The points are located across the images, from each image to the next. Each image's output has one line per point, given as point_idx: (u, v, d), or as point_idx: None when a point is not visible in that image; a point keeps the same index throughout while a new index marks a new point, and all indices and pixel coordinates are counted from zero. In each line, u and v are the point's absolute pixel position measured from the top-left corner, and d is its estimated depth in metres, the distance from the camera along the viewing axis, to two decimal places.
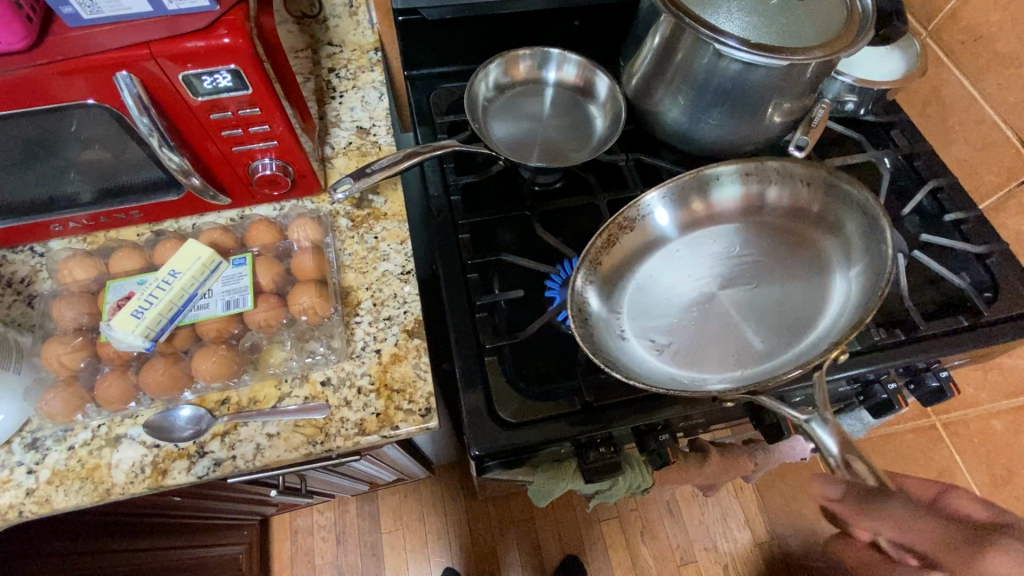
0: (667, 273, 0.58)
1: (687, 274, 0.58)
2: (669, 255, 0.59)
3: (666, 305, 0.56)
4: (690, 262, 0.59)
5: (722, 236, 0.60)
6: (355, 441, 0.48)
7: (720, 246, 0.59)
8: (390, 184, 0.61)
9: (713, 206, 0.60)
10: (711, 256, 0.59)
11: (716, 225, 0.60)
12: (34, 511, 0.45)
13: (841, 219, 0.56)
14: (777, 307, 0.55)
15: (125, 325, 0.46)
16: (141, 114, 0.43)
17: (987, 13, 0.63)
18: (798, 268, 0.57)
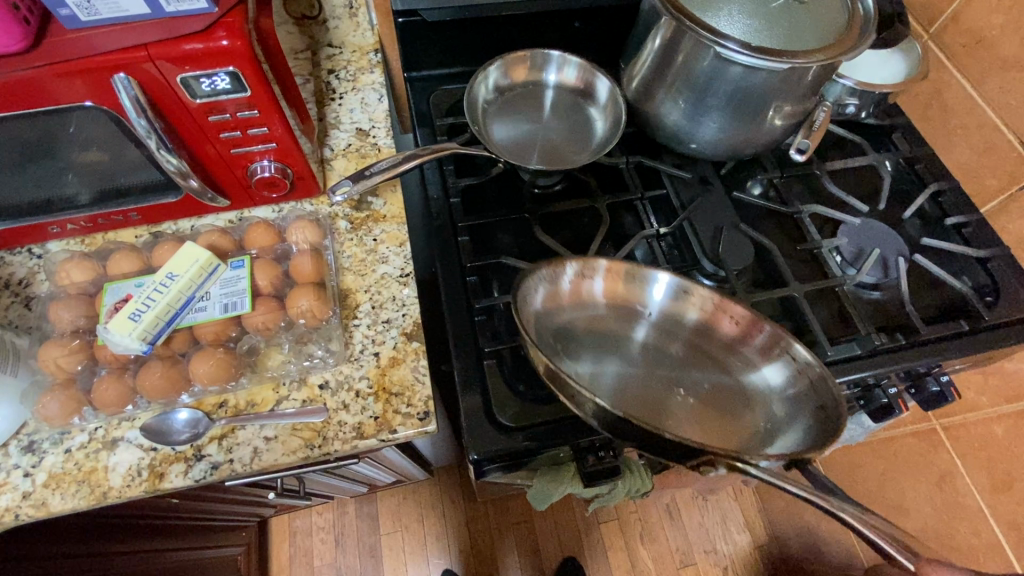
0: (606, 341, 0.52)
1: (622, 352, 0.51)
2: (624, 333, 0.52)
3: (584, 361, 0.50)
4: (629, 343, 0.52)
5: (676, 346, 0.52)
6: (353, 445, 0.48)
7: (667, 354, 0.52)
8: (389, 187, 0.61)
9: (677, 312, 0.53)
10: (648, 355, 0.52)
11: (673, 331, 0.53)
12: (30, 514, 0.44)
13: (798, 404, 0.47)
14: (690, 423, 0.47)
15: (122, 328, 0.46)
16: (138, 116, 0.42)
17: (989, 16, 0.63)
18: (735, 421, 0.48)
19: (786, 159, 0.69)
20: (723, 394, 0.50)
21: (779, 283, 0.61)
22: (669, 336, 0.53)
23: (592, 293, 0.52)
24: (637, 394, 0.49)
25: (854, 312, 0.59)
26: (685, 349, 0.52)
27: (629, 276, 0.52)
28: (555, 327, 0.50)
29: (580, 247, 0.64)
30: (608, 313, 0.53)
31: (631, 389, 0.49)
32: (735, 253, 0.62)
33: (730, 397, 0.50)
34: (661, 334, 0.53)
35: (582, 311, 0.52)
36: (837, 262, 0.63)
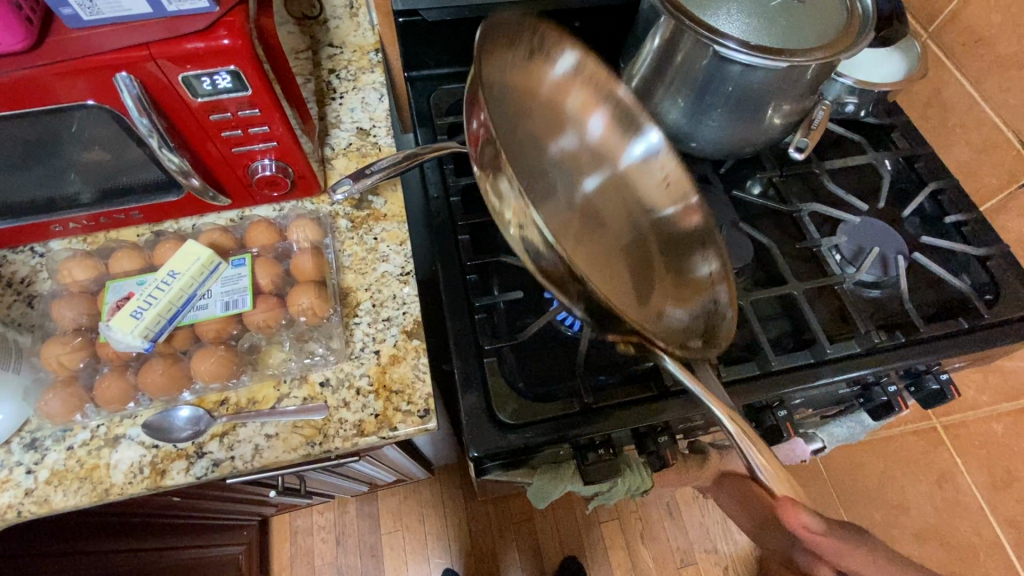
0: (563, 176, 0.55)
1: (571, 186, 0.56)
2: (583, 178, 0.56)
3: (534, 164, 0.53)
4: (581, 189, 0.56)
5: (625, 215, 0.56)
6: (354, 443, 0.48)
7: (610, 215, 0.56)
8: (390, 185, 0.61)
9: (642, 176, 0.57)
10: (599, 210, 0.56)
11: (631, 200, 0.57)
12: (32, 511, 0.45)
13: (712, 314, 0.50)
14: (591, 261, 0.51)
15: (125, 325, 0.46)
16: (141, 115, 0.43)
17: (988, 15, 0.63)
18: (646, 292, 0.51)
19: (786, 158, 0.70)
20: (645, 272, 0.53)
21: (779, 281, 0.62)
22: (623, 203, 0.57)
23: (581, 115, 0.56)
24: (556, 221, 0.52)
25: (854, 310, 0.59)
26: (631, 227, 0.56)
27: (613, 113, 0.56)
28: (525, 129, 0.53)
29: None
30: (580, 138, 0.57)
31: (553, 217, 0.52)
32: (735, 253, 0.62)
33: (651, 277, 0.53)
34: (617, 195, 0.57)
35: (561, 134, 0.56)
36: (836, 260, 0.63)
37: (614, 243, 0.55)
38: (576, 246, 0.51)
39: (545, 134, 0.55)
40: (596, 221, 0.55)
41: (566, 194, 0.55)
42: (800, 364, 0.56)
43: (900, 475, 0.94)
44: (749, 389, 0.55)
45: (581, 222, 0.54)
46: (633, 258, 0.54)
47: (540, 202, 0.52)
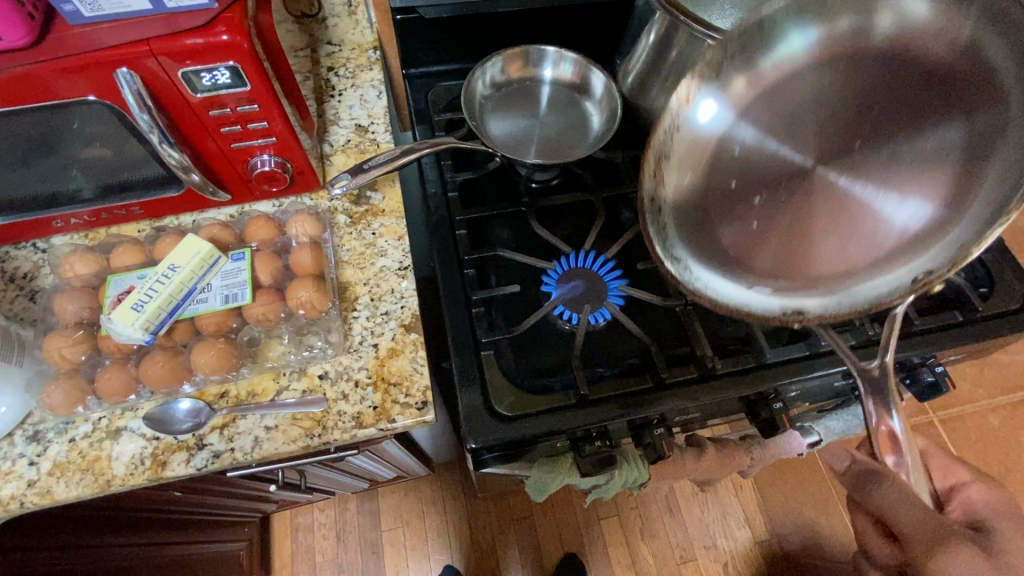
0: (786, 150, 0.50)
1: (802, 136, 0.49)
2: (836, 107, 0.48)
3: (743, 160, 0.51)
4: (810, 132, 0.49)
5: (894, 116, 0.46)
6: (353, 434, 0.49)
7: (882, 131, 0.47)
8: (388, 180, 0.62)
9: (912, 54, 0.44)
10: (847, 115, 0.48)
11: (902, 93, 0.46)
12: (35, 502, 0.45)
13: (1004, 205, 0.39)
14: (813, 205, 0.49)
15: (125, 318, 0.46)
16: (141, 110, 0.43)
17: None
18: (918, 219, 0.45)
19: None
20: (935, 186, 0.44)
21: None
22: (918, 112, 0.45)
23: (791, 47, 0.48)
24: (796, 213, 0.50)
25: None
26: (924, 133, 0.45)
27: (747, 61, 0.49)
28: (717, 145, 0.52)
29: (576, 241, 0.65)
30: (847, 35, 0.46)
31: (792, 195, 0.50)
32: None
33: (944, 192, 0.44)
34: (885, 110, 0.47)
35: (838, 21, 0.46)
36: None
37: (891, 171, 0.46)
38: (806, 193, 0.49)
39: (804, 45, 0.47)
40: (848, 169, 0.48)
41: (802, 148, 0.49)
42: (796, 356, 0.56)
43: None
44: (745, 380, 0.55)
45: (822, 188, 0.49)
46: (929, 164, 0.45)
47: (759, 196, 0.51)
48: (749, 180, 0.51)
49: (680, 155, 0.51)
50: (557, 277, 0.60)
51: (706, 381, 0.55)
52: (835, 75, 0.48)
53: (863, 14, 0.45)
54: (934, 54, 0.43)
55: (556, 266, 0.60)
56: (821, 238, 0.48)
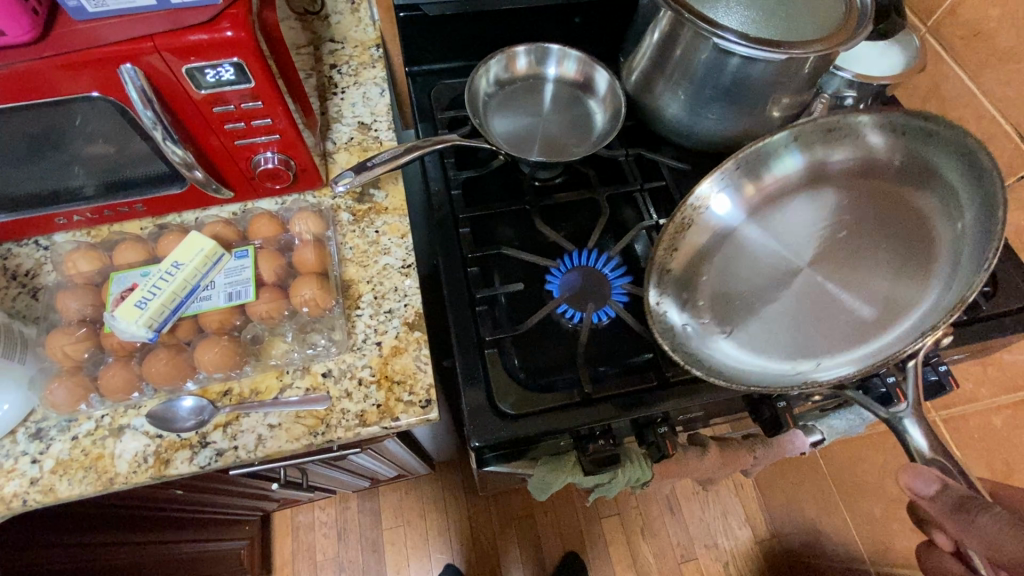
0: (777, 255, 0.57)
1: (793, 245, 0.57)
2: (814, 225, 0.58)
3: (740, 260, 0.58)
4: (798, 245, 0.57)
5: (862, 231, 0.56)
6: (356, 432, 0.49)
7: (856, 241, 0.55)
8: (391, 178, 0.62)
9: (869, 180, 0.57)
10: (829, 233, 0.57)
11: (864, 215, 0.56)
12: (38, 500, 0.45)
13: (962, 284, 0.46)
14: (793, 297, 0.55)
15: (129, 315, 0.46)
16: (144, 107, 0.43)
17: (986, 8, 0.63)
18: (881, 314, 0.51)
19: None
20: (889, 293, 0.52)
21: None
22: (880, 233, 0.55)
23: (785, 169, 0.58)
24: (787, 310, 0.54)
25: None
26: (885, 247, 0.54)
27: (749, 173, 0.57)
28: (720, 243, 0.58)
29: (580, 239, 0.65)
30: (828, 167, 0.58)
31: (783, 290, 0.55)
32: None
33: (898, 295, 0.51)
34: (855, 227, 0.56)
35: (826, 152, 0.57)
36: None
37: (858, 278, 0.54)
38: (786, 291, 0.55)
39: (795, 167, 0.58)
40: (830, 272, 0.55)
41: (792, 254, 0.57)
42: None
43: None
44: None
45: (807, 286, 0.55)
46: (887, 269, 0.53)
47: (746, 291, 0.56)
48: (745, 279, 0.56)
49: (687, 238, 0.56)
50: (561, 275, 0.60)
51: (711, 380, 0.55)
52: (818, 199, 0.58)
53: (832, 149, 0.57)
54: (887, 182, 0.56)
55: (561, 264, 0.60)
56: (801, 334, 0.53)
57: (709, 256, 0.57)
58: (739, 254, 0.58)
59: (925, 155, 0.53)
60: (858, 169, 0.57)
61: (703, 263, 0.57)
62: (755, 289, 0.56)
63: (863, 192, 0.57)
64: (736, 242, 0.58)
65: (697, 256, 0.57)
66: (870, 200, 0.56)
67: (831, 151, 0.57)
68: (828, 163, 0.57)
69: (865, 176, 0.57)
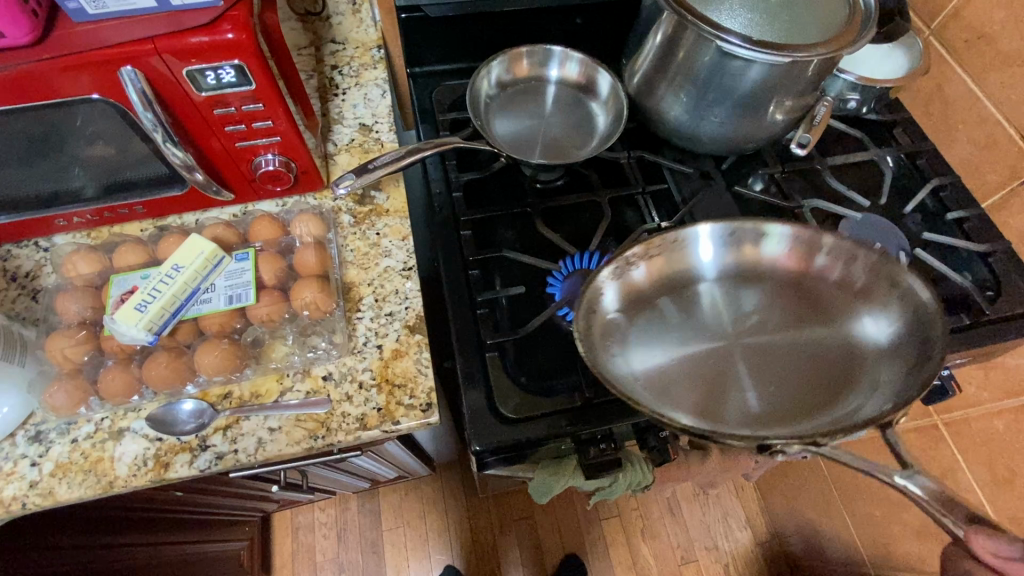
0: (705, 319, 0.51)
1: (727, 320, 0.51)
2: (764, 312, 0.51)
3: (676, 310, 0.51)
4: (728, 318, 0.51)
5: (796, 343, 0.49)
6: (356, 436, 0.49)
7: (780, 344, 0.49)
8: (392, 180, 0.61)
9: (825, 300, 0.50)
10: (759, 328, 0.50)
11: (805, 329, 0.49)
12: (37, 503, 0.45)
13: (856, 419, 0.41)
14: (702, 357, 0.49)
15: (129, 319, 0.46)
16: (145, 109, 0.43)
17: (991, 11, 0.63)
18: (768, 413, 0.45)
19: (787, 154, 0.69)
20: (782, 401, 0.46)
21: None
22: (806, 346, 0.49)
23: (768, 254, 0.51)
24: (694, 373, 0.48)
25: None
26: (802, 360, 0.48)
27: (740, 239, 0.51)
28: (672, 284, 0.51)
29: (581, 241, 0.65)
30: (811, 278, 0.51)
31: (693, 359, 0.49)
32: None
33: (790, 405, 0.45)
34: (793, 333, 0.50)
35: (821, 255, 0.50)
36: None
37: (765, 372, 0.48)
38: (696, 353, 0.49)
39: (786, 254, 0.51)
40: (748, 362, 0.49)
41: (720, 327, 0.51)
42: None
43: None
44: None
45: (717, 357, 0.49)
46: (801, 384, 0.47)
47: (671, 334, 0.50)
48: (673, 329, 0.50)
49: (650, 267, 0.50)
50: (562, 277, 0.60)
51: None
52: (778, 295, 0.51)
53: (828, 260, 0.49)
54: (837, 311, 0.49)
55: (561, 266, 0.60)
56: (694, 392, 0.46)
57: (664, 291, 0.51)
58: (685, 305, 0.51)
59: (890, 302, 0.46)
60: (827, 289, 0.50)
61: (656, 296, 0.51)
62: (679, 339, 0.50)
63: (814, 306, 0.50)
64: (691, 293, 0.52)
65: (657, 288, 0.51)
66: (819, 318, 0.49)
67: (823, 261, 0.50)
68: (815, 273, 0.50)
69: (837, 304, 0.49)
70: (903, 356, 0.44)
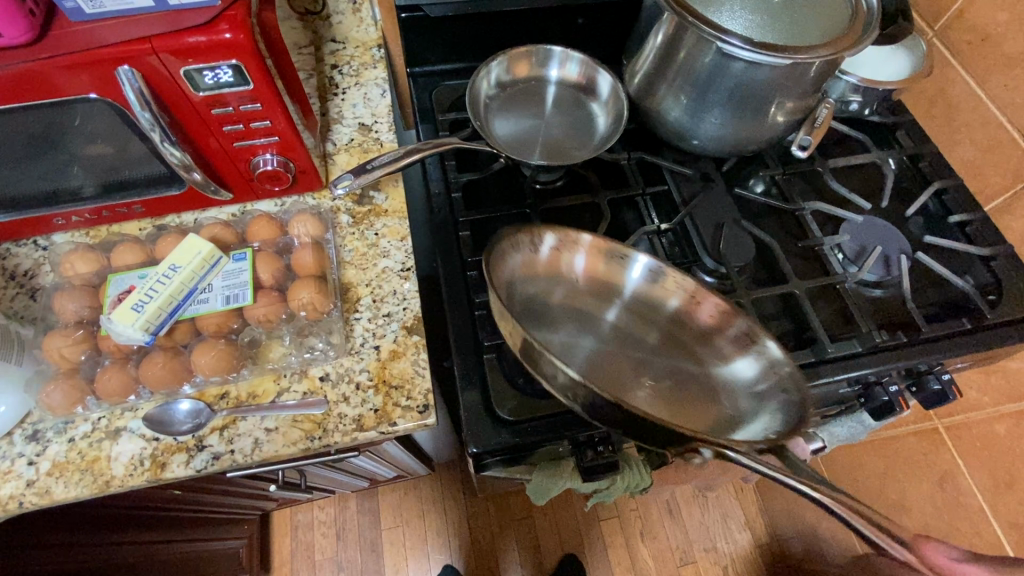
0: (582, 324, 0.50)
1: (599, 337, 0.49)
2: (641, 348, 0.49)
3: (562, 302, 0.50)
4: (603, 332, 0.50)
5: (649, 382, 0.47)
6: (353, 437, 0.49)
7: (633, 372, 0.47)
8: (392, 180, 0.61)
9: (701, 345, 0.48)
10: (627, 351, 0.49)
11: (672, 365, 0.48)
12: (34, 502, 0.45)
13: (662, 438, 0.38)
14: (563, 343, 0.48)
15: (125, 319, 0.46)
16: (142, 109, 0.43)
17: (995, 13, 0.62)
18: None
19: (788, 156, 0.69)
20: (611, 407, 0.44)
21: (780, 280, 0.61)
22: (659, 385, 0.47)
23: (664, 290, 0.49)
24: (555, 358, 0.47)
25: (855, 311, 0.58)
26: (647, 392, 0.46)
27: (655, 274, 0.48)
28: (570, 284, 0.50)
29: None
30: (701, 345, 0.48)
31: (555, 345, 0.48)
32: (736, 252, 0.62)
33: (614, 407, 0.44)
34: (653, 377, 0.47)
35: (720, 324, 0.47)
36: (838, 260, 0.63)
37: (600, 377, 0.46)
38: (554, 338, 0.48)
39: (691, 308, 0.48)
40: (595, 372, 0.47)
41: (589, 334, 0.49)
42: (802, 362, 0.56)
43: (902, 477, 0.98)
44: None
45: (568, 351, 0.48)
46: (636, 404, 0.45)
47: (554, 318, 0.49)
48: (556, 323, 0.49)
49: (575, 259, 0.49)
50: None
51: None
52: (659, 343, 0.49)
53: (724, 333, 0.47)
54: (706, 359, 0.48)
55: None
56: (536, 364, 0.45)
57: (576, 284, 0.50)
58: (581, 309, 0.50)
59: (766, 380, 0.45)
60: (709, 348, 0.48)
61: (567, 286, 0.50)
62: (554, 323, 0.49)
63: (687, 348, 0.49)
64: (593, 298, 0.50)
65: (575, 282, 0.50)
66: (687, 360, 0.48)
67: (719, 334, 0.47)
68: (707, 344, 0.48)
69: (713, 374, 0.47)
70: (760, 423, 0.42)
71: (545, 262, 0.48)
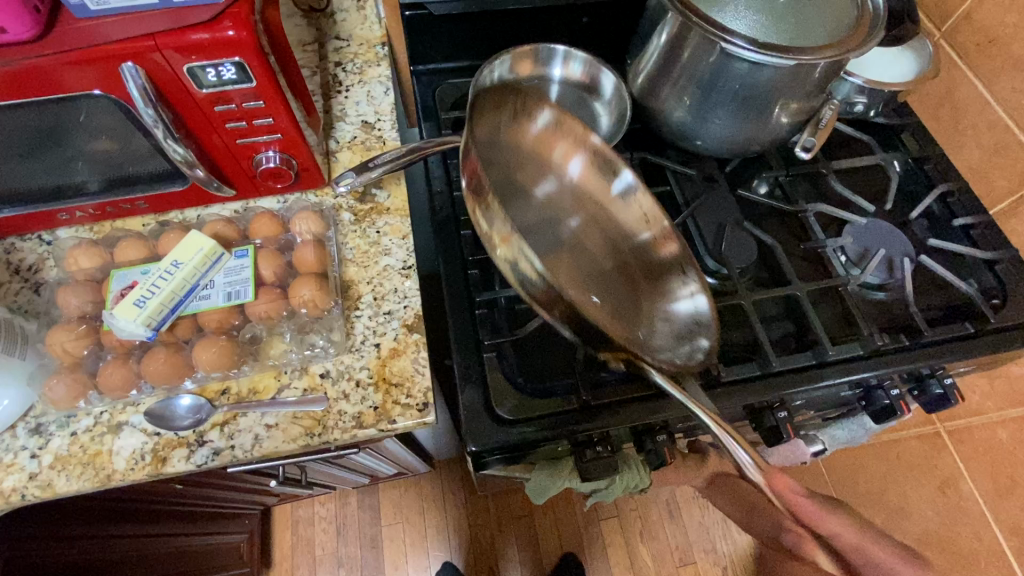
0: (553, 217, 0.51)
1: (556, 233, 0.50)
2: (591, 264, 0.50)
3: (534, 189, 0.51)
4: (565, 233, 0.51)
5: (585, 285, 0.48)
6: (353, 434, 0.49)
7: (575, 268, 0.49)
8: (394, 178, 0.61)
9: (648, 279, 0.49)
10: (578, 258, 0.50)
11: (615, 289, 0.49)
12: (36, 495, 0.45)
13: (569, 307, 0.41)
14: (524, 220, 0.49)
15: (128, 314, 0.47)
16: (146, 105, 0.43)
17: (1003, 14, 0.62)
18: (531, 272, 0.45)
19: (792, 157, 0.68)
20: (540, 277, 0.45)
21: (781, 282, 0.61)
22: (593, 293, 0.47)
23: (630, 213, 0.50)
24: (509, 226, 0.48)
25: (856, 313, 0.58)
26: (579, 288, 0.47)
27: (629, 193, 0.49)
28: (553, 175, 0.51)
29: None
30: (647, 280, 0.49)
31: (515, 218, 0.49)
32: (739, 253, 0.61)
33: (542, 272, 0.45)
34: (590, 283, 0.48)
35: (668, 265, 0.48)
36: (841, 262, 0.62)
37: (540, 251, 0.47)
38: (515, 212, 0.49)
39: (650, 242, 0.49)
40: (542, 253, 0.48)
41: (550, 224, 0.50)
42: (803, 365, 0.55)
43: (902, 480, 0.97)
44: (755, 385, 0.54)
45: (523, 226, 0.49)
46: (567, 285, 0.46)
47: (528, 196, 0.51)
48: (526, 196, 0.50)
49: (567, 157, 0.51)
50: None
51: (711, 391, 0.54)
52: (608, 266, 0.50)
53: (673, 278, 0.48)
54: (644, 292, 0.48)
55: None
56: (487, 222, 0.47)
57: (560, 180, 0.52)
58: (557, 208, 0.51)
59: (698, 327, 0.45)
60: (652, 287, 0.48)
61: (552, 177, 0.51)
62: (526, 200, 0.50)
63: (636, 283, 0.49)
64: (570, 200, 0.52)
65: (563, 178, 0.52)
66: (629, 287, 0.49)
67: (669, 278, 0.48)
68: (653, 281, 0.49)
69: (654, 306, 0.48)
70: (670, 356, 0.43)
71: (541, 137, 0.51)
